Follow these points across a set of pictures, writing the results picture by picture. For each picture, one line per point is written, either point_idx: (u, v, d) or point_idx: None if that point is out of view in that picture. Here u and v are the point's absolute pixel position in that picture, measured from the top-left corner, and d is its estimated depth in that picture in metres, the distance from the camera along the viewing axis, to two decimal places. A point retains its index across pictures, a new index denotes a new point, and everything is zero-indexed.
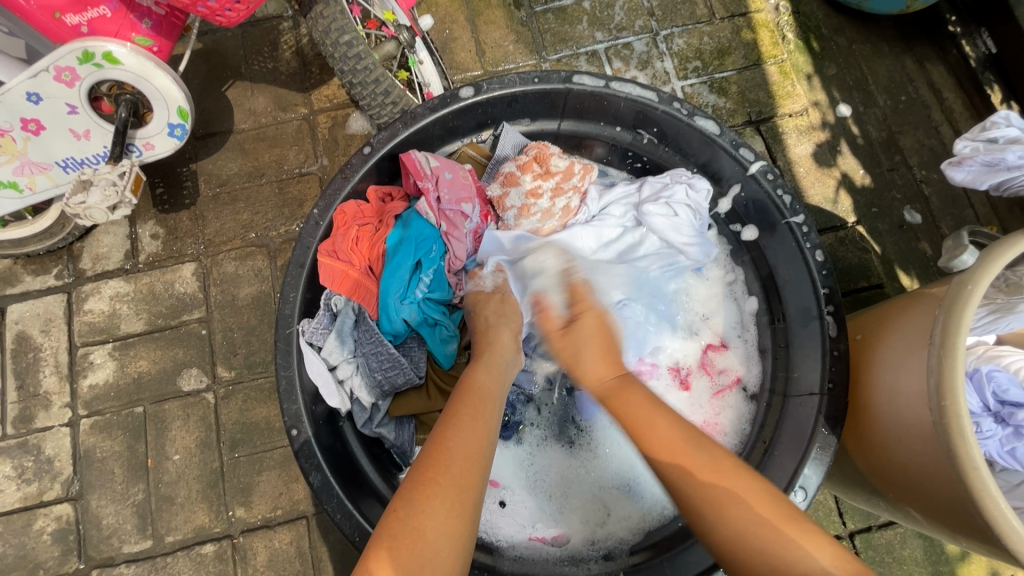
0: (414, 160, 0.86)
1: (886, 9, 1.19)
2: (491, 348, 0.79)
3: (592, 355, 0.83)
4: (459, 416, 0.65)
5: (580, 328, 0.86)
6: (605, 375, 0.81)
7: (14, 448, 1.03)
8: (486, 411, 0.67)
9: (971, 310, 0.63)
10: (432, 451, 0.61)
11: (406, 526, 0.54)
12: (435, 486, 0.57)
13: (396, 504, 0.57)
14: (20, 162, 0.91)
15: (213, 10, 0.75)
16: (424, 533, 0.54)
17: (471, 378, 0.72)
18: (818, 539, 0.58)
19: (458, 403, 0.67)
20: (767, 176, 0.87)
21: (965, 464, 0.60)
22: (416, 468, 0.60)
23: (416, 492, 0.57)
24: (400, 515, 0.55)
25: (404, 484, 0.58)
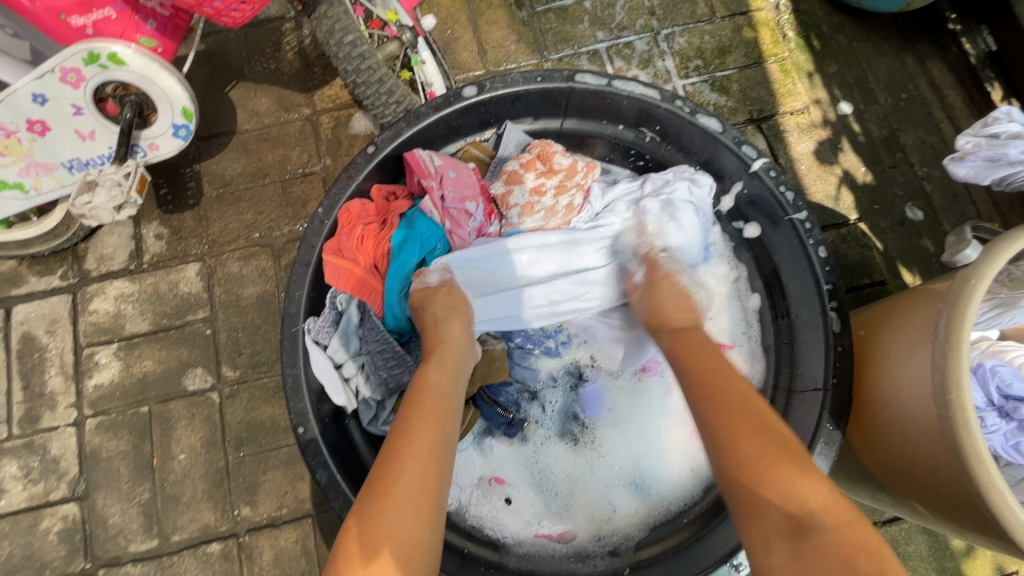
0: (418, 159, 0.87)
1: (886, 7, 1.20)
2: (444, 343, 0.77)
3: (666, 303, 0.84)
4: (411, 419, 0.64)
5: (655, 283, 0.87)
6: (672, 322, 0.83)
7: (20, 448, 1.03)
8: (438, 410, 0.67)
9: (975, 304, 0.63)
10: (384, 460, 0.60)
11: (361, 540, 0.54)
12: (392, 495, 0.57)
13: (352, 519, 0.57)
14: (25, 163, 0.92)
15: (218, 11, 0.75)
16: (381, 545, 0.54)
17: (422, 377, 0.71)
18: (825, 485, 0.57)
19: (410, 406, 0.66)
20: (770, 173, 0.87)
21: (970, 456, 0.61)
22: (372, 478, 0.59)
23: (371, 503, 0.57)
24: (355, 530, 0.55)
25: (361, 496, 0.58)
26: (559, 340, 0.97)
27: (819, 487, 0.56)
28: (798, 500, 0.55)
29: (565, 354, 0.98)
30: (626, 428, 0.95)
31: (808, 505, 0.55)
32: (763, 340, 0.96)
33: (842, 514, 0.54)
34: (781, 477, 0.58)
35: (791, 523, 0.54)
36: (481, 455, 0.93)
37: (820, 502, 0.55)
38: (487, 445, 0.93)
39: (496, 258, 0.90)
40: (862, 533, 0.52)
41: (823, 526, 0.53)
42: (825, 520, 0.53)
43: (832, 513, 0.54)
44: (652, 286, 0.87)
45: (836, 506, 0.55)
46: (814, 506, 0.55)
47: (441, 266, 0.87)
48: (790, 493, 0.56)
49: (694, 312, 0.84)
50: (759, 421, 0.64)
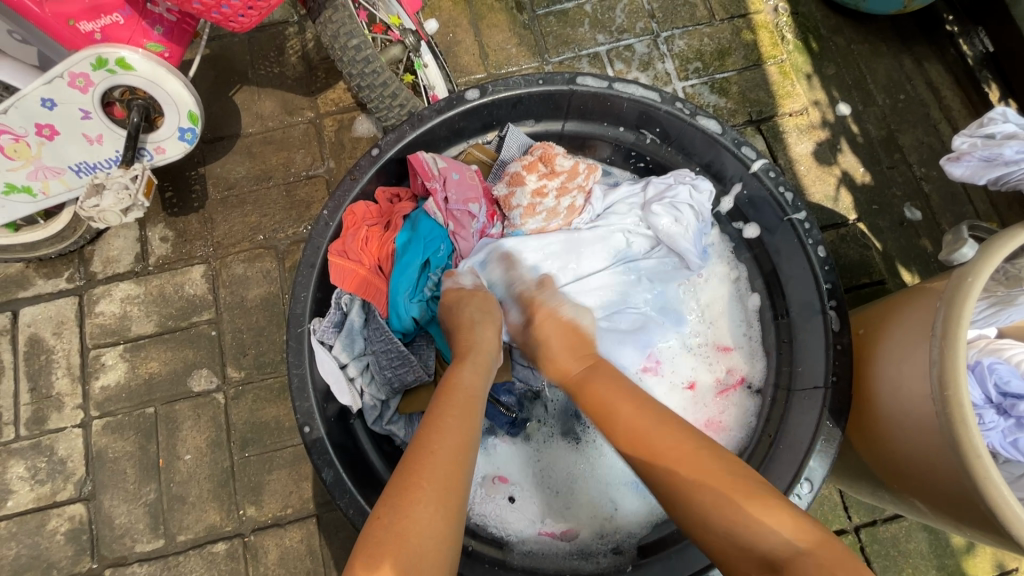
0: (422, 160, 0.88)
1: (883, 9, 1.21)
2: (476, 345, 0.77)
3: (555, 351, 0.81)
4: (444, 418, 0.64)
5: (540, 326, 0.84)
6: (572, 367, 0.79)
7: (28, 449, 1.04)
8: (470, 411, 0.67)
9: (972, 301, 0.64)
10: (414, 454, 0.60)
11: (390, 532, 0.54)
12: (421, 489, 0.57)
13: (381, 509, 0.56)
14: (34, 167, 0.93)
15: (226, 16, 0.76)
16: (409, 537, 0.53)
17: (453, 376, 0.71)
18: (789, 512, 0.56)
19: (441, 403, 0.66)
20: (770, 174, 0.88)
21: (968, 452, 0.62)
22: (401, 469, 0.59)
23: (401, 495, 0.56)
24: (385, 521, 0.55)
25: (389, 488, 0.58)
26: None
27: (785, 515, 0.55)
28: (766, 535, 0.54)
29: None
30: None
31: (778, 540, 0.54)
32: (764, 340, 0.97)
33: (817, 541, 0.53)
34: (744, 514, 0.56)
35: (766, 564, 0.53)
36: (484, 454, 0.94)
37: (790, 531, 0.54)
38: (491, 444, 0.94)
39: (504, 261, 0.92)
40: (839, 555, 0.52)
41: (797, 560, 0.52)
42: (800, 552, 0.53)
43: (805, 539, 0.53)
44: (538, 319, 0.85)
45: (806, 530, 0.54)
46: (785, 539, 0.54)
47: (470, 269, 0.90)
48: (759, 526, 0.55)
49: (586, 348, 0.81)
50: (700, 454, 0.62)
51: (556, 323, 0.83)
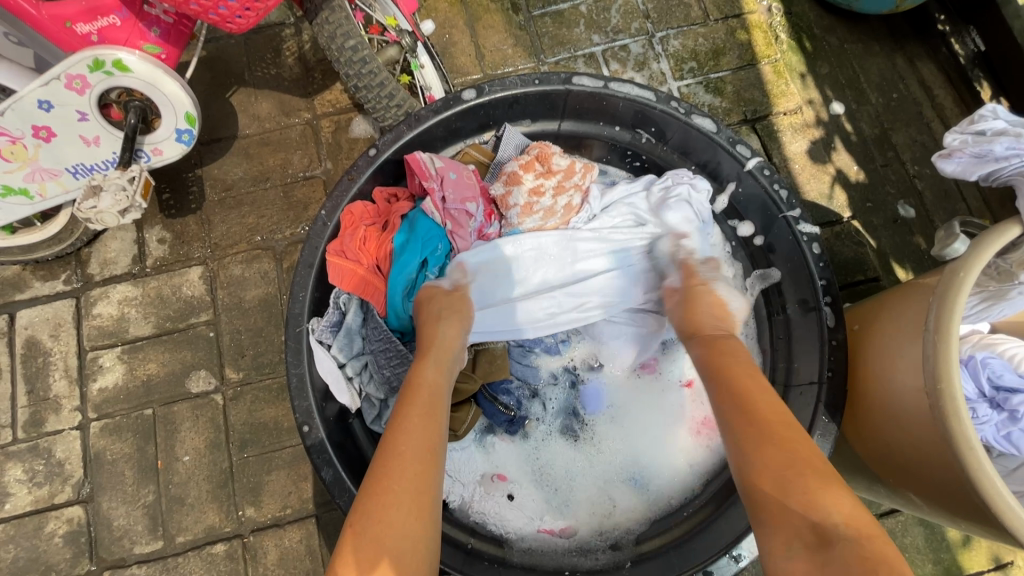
0: (419, 161, 0.88)
1: (876, 9, 1.22)
2: (437, 341, 0.78)
3: (706, 311, 0.84)
4: (409, 418, 0.66)
5: (693, 295, 0.87)
6: (707, 327, 0.82)
7: (25, 452, 1.04)
8: (434, 408, 0.68)
9: (964, 295, 0.65)
10: (382, 459, 0.62)
11: (364, 539, 0.56)
12: (390, 493, 0.59)
13: (353, 517, 0.58)
14: (31, 169, 0.93)
15: (223, 17, 0.76)
16: (383, 542, 0.56)
17: (416, 373, 0.73)
18: (848, 499, 0.55)
19: (403, 404, 0.68)
20: (764, 172, 0.89)
21: (960, 444, 0.62)
22: (371, 474, 0.61)
23: (372, 501, 0.58)
24: (357, 529, 0.57)
25: (361, 494, 0.60)
26: (559, 340, 0.98)
27: (845, 501, 0.55)
28: (823, 512, 0.54)
29: (566, 353, 0.99)
30: (624, 424, 0.96)
31: (832, 518, 0.53)
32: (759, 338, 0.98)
33: (866, 529, 0.52)
34: (812, 486, 0.56)
35: (814, 534, 0.53)
36: (483, 452, 0.94)
37: (844, 515, 0.54)
38: (489, 442, 0.94)
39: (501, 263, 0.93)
40: (887, 550, 0.50)
41: (848, 539, 0.51)
42: (850, 534, 0.52)
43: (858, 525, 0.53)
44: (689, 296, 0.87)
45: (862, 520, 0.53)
46: (839, 520, 0.53)
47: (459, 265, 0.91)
48: (816, 503, 0.54)
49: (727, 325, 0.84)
50: (785, 427, 0.64)
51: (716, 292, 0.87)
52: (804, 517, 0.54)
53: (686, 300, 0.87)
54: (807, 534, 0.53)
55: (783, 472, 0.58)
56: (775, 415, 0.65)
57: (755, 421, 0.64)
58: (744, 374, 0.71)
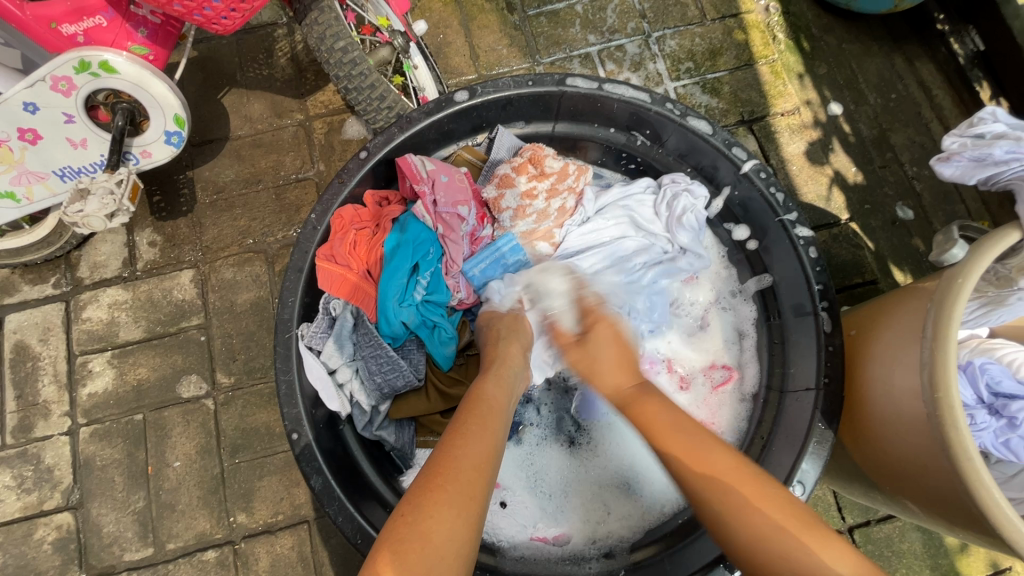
0: (410, 164, 0.87)
1: (874, 9, 1.21)
2: (501, 358, 0.79)
3: (609, 363, 0.80)
4: (468, 427, 0.65)
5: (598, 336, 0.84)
6: (624, 382, 0.79)
7: (13, 458, 1.03)
8: (492, 420, 0.68)
9: (961, 303, 0.64)
10: (440, 460, 0.61)
11: (413, 532, 0.54)
12: (443, 493, 0.57)
13: (405, 510, 0.56)
14: (17, 171, 0.91)
15: (209, 18, 0.75)
16: (430, 537, 0.54)
17: (480, 388, 0.73)
18: (837, 542, 0.56)
19: (467, 412, 0.68)
20: (760, 175, 0.88)
21: (958, 454, 0.61)
22: (424, 473, 0.60)
23: (424, 498, 0.57)
24: (408, 520, 0.55)
25: (411, 490, 0.58)
26: None
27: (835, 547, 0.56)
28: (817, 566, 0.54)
29: None
30: (617, 433, 0.95)
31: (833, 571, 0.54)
32: (757, 340, 0.96)
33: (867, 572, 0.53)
34: (796, 544, 0.56)
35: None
36: None
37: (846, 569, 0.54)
38: None
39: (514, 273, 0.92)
40: None
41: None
42: None
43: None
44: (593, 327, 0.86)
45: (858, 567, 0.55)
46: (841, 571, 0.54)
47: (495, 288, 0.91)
48: (808, 556, 0.55)
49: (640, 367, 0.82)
50: (739, 478, 0.62)
51: (611, 337, 0.84)
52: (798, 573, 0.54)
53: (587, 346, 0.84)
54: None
55: (759, 525, 0.58)
56: (726, 462, 0.64)
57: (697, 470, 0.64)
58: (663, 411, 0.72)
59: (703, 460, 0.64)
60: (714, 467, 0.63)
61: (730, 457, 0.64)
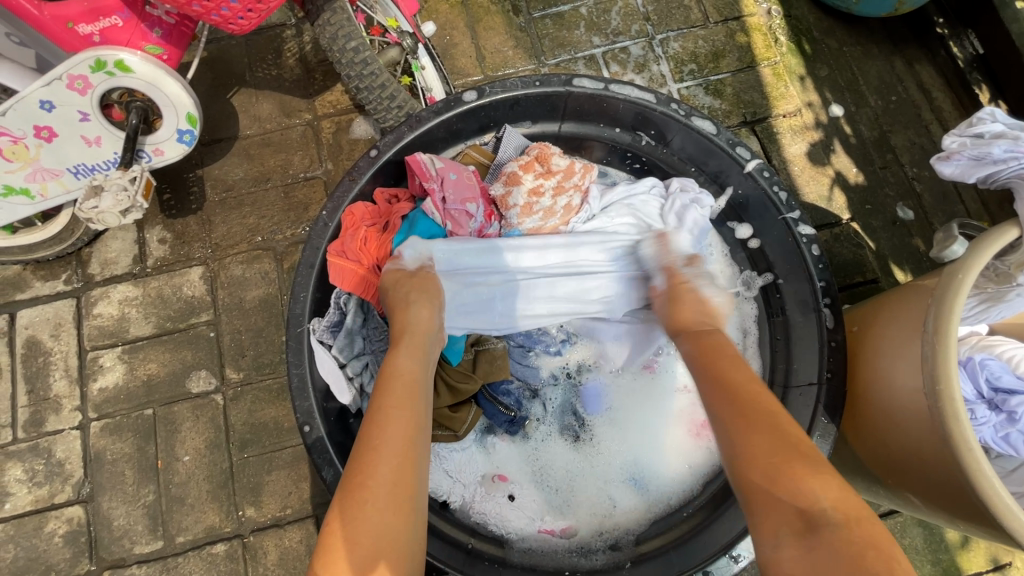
0: (420, 162, 0.89)
1: (875, 12, 1.22)
2: (411, 329, 0.78)
3: (687, 308, 0.85)
4: (387, 410, 0.66)
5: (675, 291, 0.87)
6: (693, 324, 0.83)
7: (25, 452, 1.04)
8: (410, 397, 0.68)
9: (962, 297, 0.65)
10: (362, 456, 0.62)
11: (342, 538, 0.56)
12: (367, 491, 0.59)
13: (333, 515, 0.58)
14: (32, 169, 0.93)
15: (226, 19, 0.77)
16: (359, 539, 0.56)
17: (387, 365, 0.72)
18: (836, 484, 0.56)
19: (383, 394, 0.68)
20: (764, 174, 0.89)
21: (959, 445, 0.63)
22: (350, 471, 0.61)
23: (349, 501, 0.59)
24: (335, 527, 0.57)
25: (340, 491, 0.60)
26: (558, 340, 0.98)
27: (831, 486, 0.56)
28: (808, 497, 0.55)
29: (567, 354, 0.99)
30: (624, 427, 0.96)
31: (819, 503, 0.54)
32: (759, 338, 0.98)
33: (852, 510, 0.53)
34: (790, 477, 0.57)
35: (802, 519, 0.54)
36: (483, 453, 0.94)
37: (830, 499, 0.54)
38: (490, 443, 0.95)
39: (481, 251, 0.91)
40: (874, 535, 0.51)
41: (835, 525, 0.52)
42: (838, 518, 0.53)
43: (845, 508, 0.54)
44: (674, 294, 0.87)
45: (848, 504, 0.54)
46: (825, 504, 0.54)
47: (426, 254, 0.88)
48: (801, 490, 0.55)
49: (713, 323, 0.83)
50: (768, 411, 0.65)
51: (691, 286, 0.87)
52: (791, 502, 0.55)
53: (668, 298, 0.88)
54: (795, 519, 0.54)
55: (770, 463, 0.59)
56: (759, 402, 0.66)
57: (735, 412, 0.65)
58: (728, 363, 0.73)
59: (744, 403, 0.66)
60: (749, 408, 0.65)
61: (764, 395, 0.67)
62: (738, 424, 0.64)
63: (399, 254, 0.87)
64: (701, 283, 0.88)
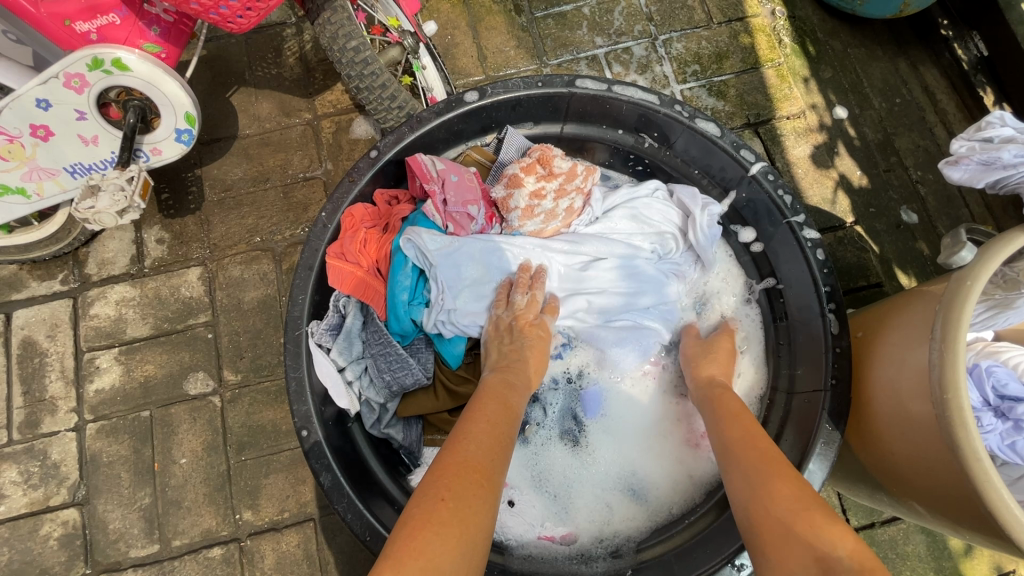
0: (420, 163, 0.88)
1: (880, 14, 1.21)
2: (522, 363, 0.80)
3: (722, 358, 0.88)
4: (495, 428, 0.67)
5: (715, 345, 0.90)
6: (718, 374, 0.85)
7: (20, 454, 1.03)
8: (513, 423, 0.70)
9: (972, 303, 0.64)
10: (474, 453, 0.61)
11: (455, 515, 0.53)
12: (480, 485, 0.58)
13: (447, 492, 0.55)
14: (28, 168, 0.92)
15: (224, 17, 0.76)
16: (472, 522, 0.54)
17: (502, 390, 0.74)
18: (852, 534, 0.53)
19: (488, 412, 0.69)
20: (768, 177, 0.88)
21: (967, 454, 0.62)
22: (459, 461, 0.60)
23: (468, 487, 0.57)
24: (450, 504, 0.54)
25: (452, 473, 0.58)
26: (560, 344, 0.97)
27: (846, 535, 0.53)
28: (824, 546, 0.52)
29: (569, 359, 0.98)
30: (624, 433, 0.95)
31: (836, 552, 0.51)
32: (763, 344, 0.97)
33: (871, 559, 0.50)
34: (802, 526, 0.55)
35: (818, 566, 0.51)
36: None
37: (847, 548, 0.51)
38: None
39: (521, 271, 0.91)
40: None
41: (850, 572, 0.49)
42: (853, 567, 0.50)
43: (862, 557, 0.50)
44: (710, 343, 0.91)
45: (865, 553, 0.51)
46: (843, 552, 0.51)
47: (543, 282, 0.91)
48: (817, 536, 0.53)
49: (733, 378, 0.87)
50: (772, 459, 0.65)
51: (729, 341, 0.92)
52: (809, 548, 0.52)
53: (704, 349, 0.90)
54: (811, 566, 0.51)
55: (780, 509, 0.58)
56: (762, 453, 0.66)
57: (754, 462, 0.65)
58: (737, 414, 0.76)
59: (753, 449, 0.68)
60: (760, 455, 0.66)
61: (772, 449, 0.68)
62: (763, 476, 0.62)
63: (421, 241, 0.87)
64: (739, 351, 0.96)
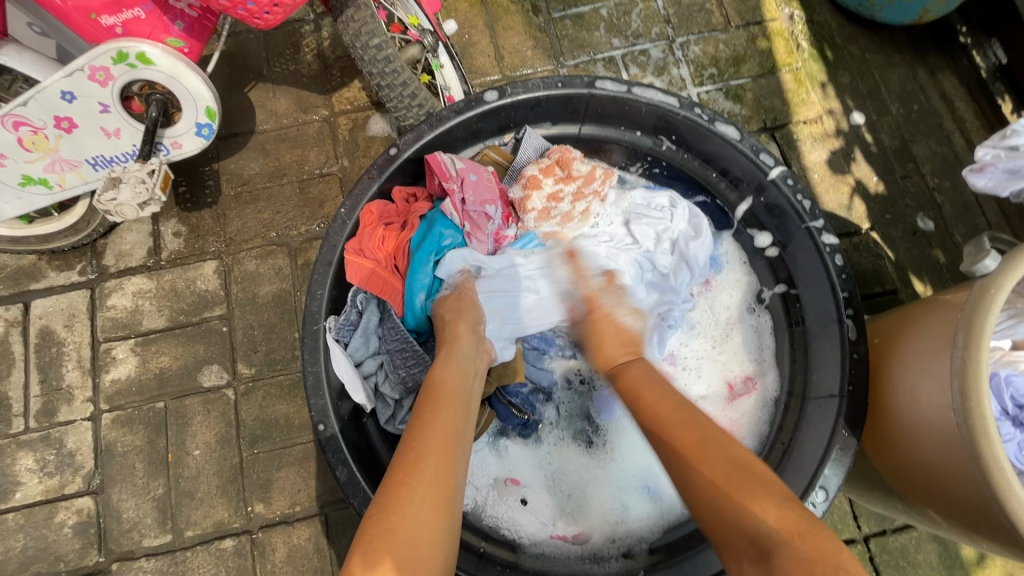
0: (440, 161, 0.88)
1: (899, 20, 1.21)
2: (453, 340, 0.78)
3: (608, 342, 0.85)
4: (425, 416, 0.65)
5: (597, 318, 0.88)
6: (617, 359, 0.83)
7: (37, 441, 1.04)
8: (449, 405, 0.67)
9: (994, 312, 0.63)
10: (403, 454, 0.60)
11: (382, 529, 0.54)
12: (410, 486, 0.57)
13: (373, 510, 0.56)
14: (51, 159, 0.93)
15: (251, 13, 0.76)
16: (399, 532, 0.54)
17: (434, 373, 0.72)
18: (775, 501, 0.58)
19: (424, 403, 0.67)
20: (787, 181, 0.88)
21: (990, 464, 0.61)
22: (391, 470, 0.59)
23: (393, 494, 0.57)
24: (375, 520, 0.55)
25: (380, 488, 0.58)
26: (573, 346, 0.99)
27: (770, 504, 0.57)
28: (753, 522, 0.56)
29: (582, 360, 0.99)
30: (637, 434, 0.95)
31: (764, 527, 0.56)
32: (778, 349, 0.97)
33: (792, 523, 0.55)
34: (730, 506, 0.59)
35: (755, 549, 0.55)
36: (496, 455, 0.94)
37: (772, 519, 0.56)
38: (503, 446, 0.94)
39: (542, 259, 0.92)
40: (817, 546, 0.52)
41: (776, 539, 0.54)
42: (780, 536, 0.54)
43: (788, 526, 0.55)
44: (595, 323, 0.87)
45: (789, 518, 0.56)
46: (766, 524, 0.56)
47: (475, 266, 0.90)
48: (743, 515, 0.57)
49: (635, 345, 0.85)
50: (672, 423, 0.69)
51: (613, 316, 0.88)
52: (741, 531, 0.57)
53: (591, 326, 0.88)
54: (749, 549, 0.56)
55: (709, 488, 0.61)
56: (674, 414, 0.70)
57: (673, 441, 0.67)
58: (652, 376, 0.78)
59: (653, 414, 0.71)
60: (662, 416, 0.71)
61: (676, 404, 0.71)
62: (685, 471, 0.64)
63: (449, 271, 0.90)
64: (620, 309, 0.89)
